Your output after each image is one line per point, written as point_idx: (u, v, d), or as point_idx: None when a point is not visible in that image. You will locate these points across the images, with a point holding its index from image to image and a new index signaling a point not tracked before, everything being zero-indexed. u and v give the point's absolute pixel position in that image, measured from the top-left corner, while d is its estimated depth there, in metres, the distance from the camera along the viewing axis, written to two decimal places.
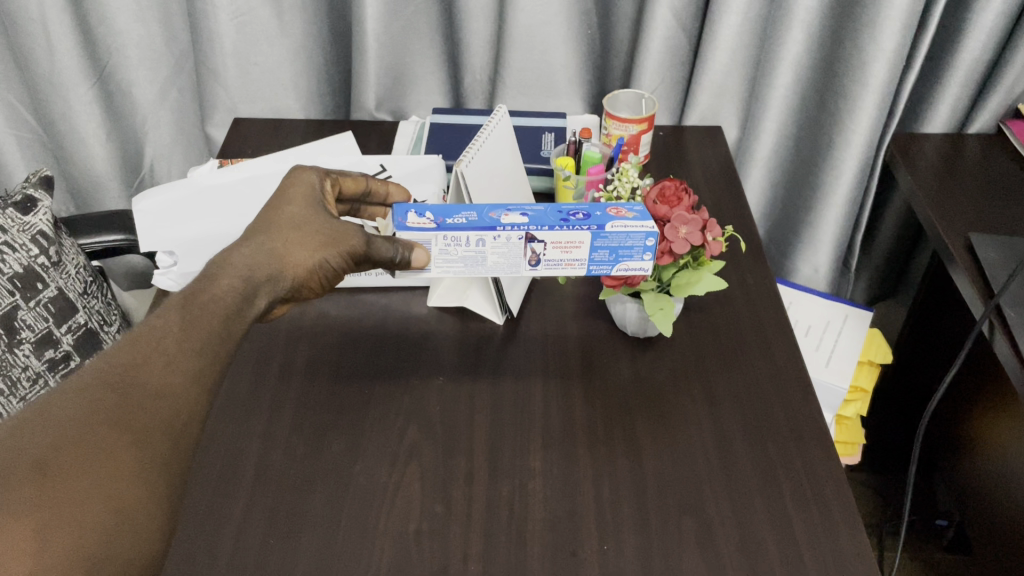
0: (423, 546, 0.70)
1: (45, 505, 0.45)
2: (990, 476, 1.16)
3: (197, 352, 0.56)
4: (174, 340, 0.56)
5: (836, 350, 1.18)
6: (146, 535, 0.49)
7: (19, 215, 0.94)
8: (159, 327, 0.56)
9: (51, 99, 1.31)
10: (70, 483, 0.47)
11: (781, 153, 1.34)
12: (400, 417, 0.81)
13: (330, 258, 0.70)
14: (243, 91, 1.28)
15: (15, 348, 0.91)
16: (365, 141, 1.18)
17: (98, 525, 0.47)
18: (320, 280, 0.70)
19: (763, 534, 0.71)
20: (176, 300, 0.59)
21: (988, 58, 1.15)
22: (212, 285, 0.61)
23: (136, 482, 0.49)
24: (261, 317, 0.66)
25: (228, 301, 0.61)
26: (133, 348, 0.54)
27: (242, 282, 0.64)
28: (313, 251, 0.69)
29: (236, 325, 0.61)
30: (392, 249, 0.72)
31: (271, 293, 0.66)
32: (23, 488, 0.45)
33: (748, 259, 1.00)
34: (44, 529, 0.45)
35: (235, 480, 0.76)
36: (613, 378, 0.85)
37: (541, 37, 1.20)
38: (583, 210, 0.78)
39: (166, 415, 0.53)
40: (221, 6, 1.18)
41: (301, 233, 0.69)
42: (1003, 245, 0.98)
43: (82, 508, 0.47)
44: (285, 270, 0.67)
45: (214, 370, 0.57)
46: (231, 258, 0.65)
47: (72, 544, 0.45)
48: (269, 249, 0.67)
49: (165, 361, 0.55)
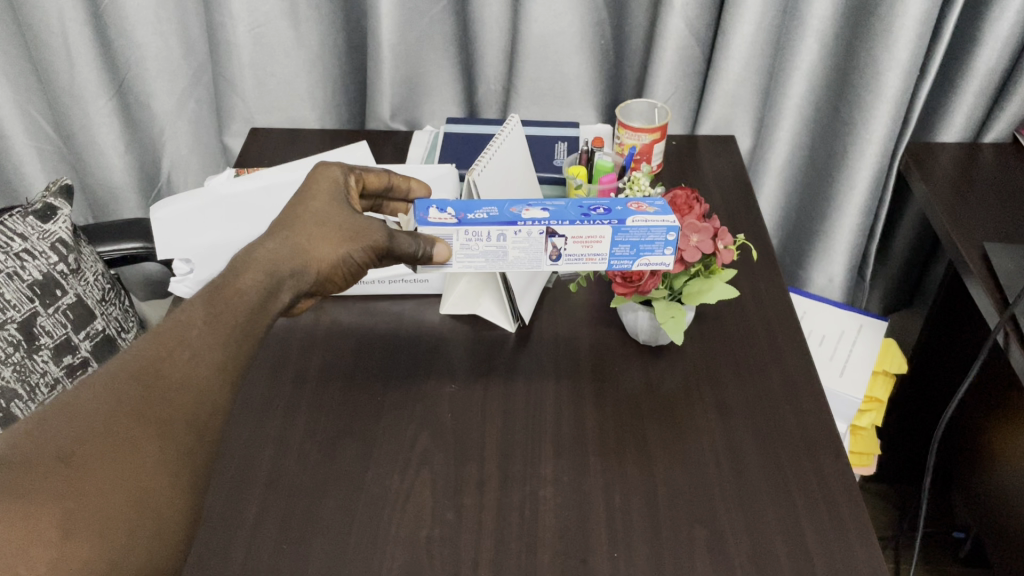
0: (434, 551, 0.70)
1: (71, 496, 0.46)
2: (1009, 488, 1.14)
3: (223, 347, 0.56)
4: (198, 334, 0.56)
5: (850, 360, 1.18)
6: (168, 526, 0.49)
7: (39, 224, 0.96)
8: (184, 320, 0.56)
9: (71, 111, 1.34)
10: (94, 474, 0.47)
11: (794, 163, 1.34)
12: (413, 424, 0.82)
13: (353, 253, 0.70)
14: (261, 101, 1.29)
15: (34, 354, 0.92)
16: (380, 151, 1.19)
17: (120, 519, 0.47)
18: (343, 274, 0.71)
19: (775, 546, 0.71)
20: (200, 294, 0.59)
21: (1003, 67, 1.15)
22: (238, 278, 0.61)
23: (158, 476, 0.50)
24: (286, 312, 0.66)
25: (252, 296, 0.61)
26: (157, 341, 0.54)
27: (266, 275, 0.63)
28: (337, 245, 0.69)
29: (261, 320, 0.61)
30: (414, 243, 0.74)
31: (295, 288, 0.66)
32: (47, 479, 0.46)
33: (760, 268, 1.00)
34: (67, 521, 0.45)
35: (249, 485, 0.76)
36: (625, 387, 0.85)
37: (555, 47, 1.21)
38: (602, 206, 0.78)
39: (189, 410, 0.53)
40: (240, 17, 1.19)
41: (325, 228, 0.69)
42: (1019, 254, 0.98)
43: (105, 500, 0.47)
44: (310, 264, 0.67)
45: (238, 364, 0.57)
46: (255, 252, 0.65)
47: (95, 534, 0.46)
48: (297, 243, 0.67)
49: (189, 355, 0.55)
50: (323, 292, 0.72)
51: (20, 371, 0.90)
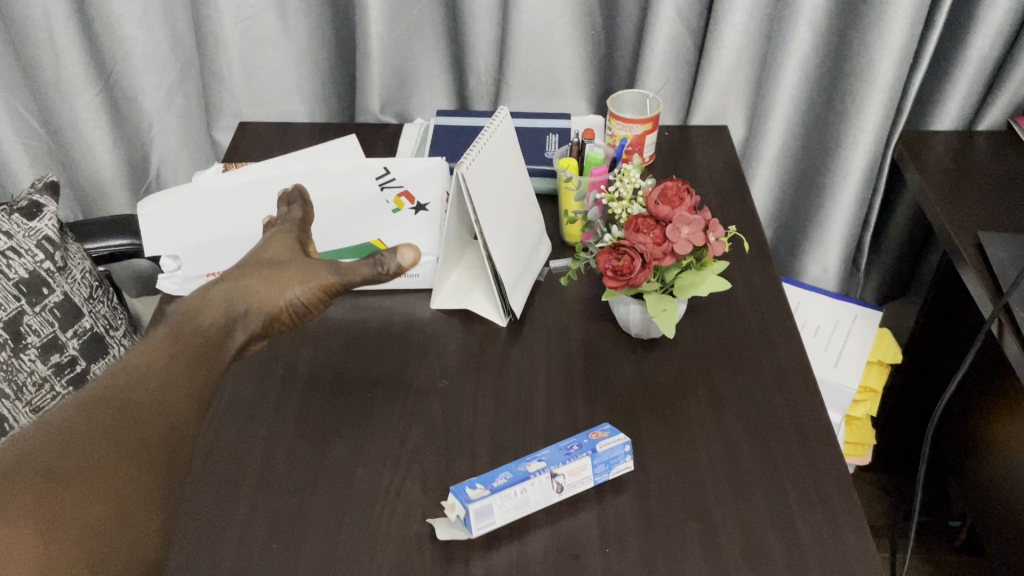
0: (425, 549, 0.70)
1: (47, 516, 0.45)
2: (1003, 478, 1.14)
3: (188, 376, 0.57)
4: (163, 364, 0.57)
5: (844, 351, 1.17)
6: (144, 545, 0.48)
7: (25, 221, 0.95)
8: (150, 352, 0.57)
9: (58, 107, 1.33)
10: (70, 489, 0.47)
11: (787, 153, 1.33)
12: (404, 420, 0.81)
13: (303, 293, 0.68)
14: (249, 95, 1.28)
15: (20, 353, 0.92)
16: (370, 145, 1.18)
17: (96, 534, 0.46)
18: (296, 316, 0.69)
19: (768, 540, 0.70)
20: (165, 330, 0.60)
21: (996, 54, 1.14)
22: (198, 315, 0.63)
23: (133, 491, 0.49)
24: (237, 355, 0.65)
25: (211, 330, 0.62)
26: (124, 370, 0.55)
27: (222, 315, 0.64)
28: (286, 286, 0.68)
29: (219, 354, 0.62)
30: (373, 265, 0.69)
31: (246, 329, 0.65)
32: (23, 498, 0.45)
33: (753, 259, 1.00)
34: (46, 539, 0.45)
35: (238, 484, 0.76)
36: (618, 381, 0.85)
37: (545, 38, 1.20)
38: (573, 440, 0.75)
39: (159, 431, 0.53)
40: (226, 10, 1.18)
41: (275, 271, 0.69)
42: (1012, 242, 0.97)
43: (81, 517, 0.46)
44: (259, 306, 0.66)
45: (203, 393, 0.58)
46: (211, 290, 0.65)
47: (71, 552, 0.45)
48: (247, 286, 0.67)
49: (156, 382, 0.55)
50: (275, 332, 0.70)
51: (7, 371, 0.90)
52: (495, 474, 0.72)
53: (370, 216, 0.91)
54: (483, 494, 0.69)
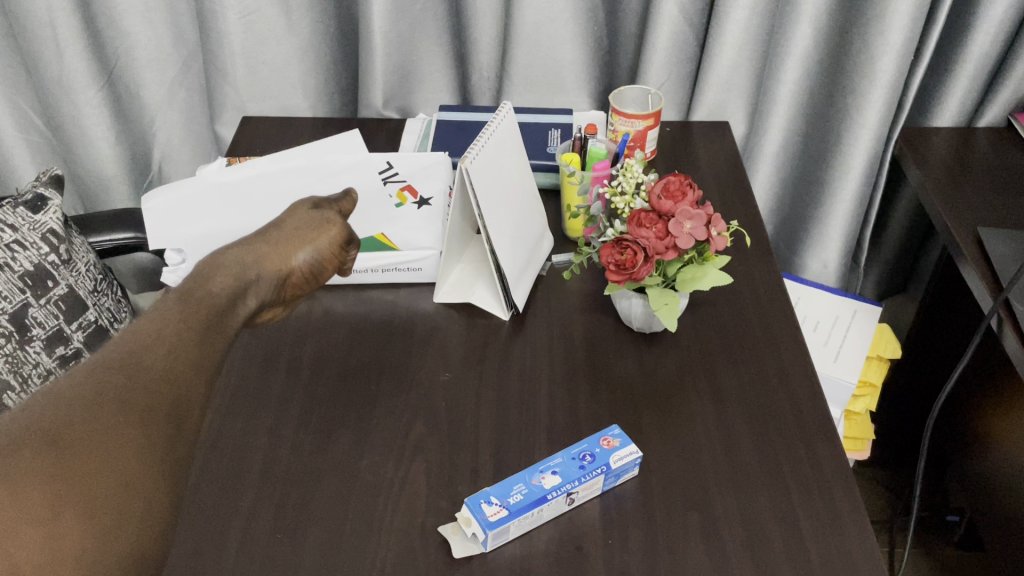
0: (429, 540, 0.70)
1: (59, 477, 0.45)
2: (1002, 471, 1.15)
3: (197, 345, 0.56)
4: (173, 331, 0.56)
5: (844, 345, 1.18)
6: (155, 510, 0.48)
7: (30, 214, 0.95)
8: (159, 318, 0.56)
9: (61, 102, 1.33)
10: (81, 452, 0.46)
11: (788, 149, 1.34)
12: (407, 412, 0.82)
13: (309, 256, 0.74)
14: (252, 90, 1.28)
15: (25, 345, 0.93)
16: (373, 140, 1.18)
17: (107, 497, 0.46)
18: (301, 278, 0.74)
19: (768, 530, 0.71)
20: (172, 296, 0.60)
21: (996, 51, 1.15)
22: (208, 281, 0.63)
23: (144, 455, 0.48)
24: (248, 319, 0.67)
25: (222, 297, 0.63)
26: (135, 336, 0.54)
27: (233, 280, 0.65)
28: (293, 251, 0.73)
29: (227, 322, 0.61)
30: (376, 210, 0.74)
31: (258, 295, 0.68)
32: (34, 461, 0.44)
33: (753, 254, 1.00)
34: (57, 500, 0.44)
35: (244, 475, 0.76)
36: (619, 374, 0.85)
37: (547, 33, 1.21)
38: (584, 447, 0.74)
39: (167, 400, 0.52)
40: (229, 5, 1.19)
41: (283, 241, 0.73)
42: (1012, 238, 0.98)
43: (93, 479, 0.46)
44: (267, 272, 0.70)
45: (211, 362, 0.57)
46: (221, 258, 0.67)
47: (83, 513, 0.45)
48: (259, 251, 0.71)
49: (166, 349, 0.54)
50: (288, 299, 0.75)
51: (11, 363, 0.91)
52: (511, 487, 0.71)
53: (372, 210, 0.91)
54: (502, 516, 0.68)
